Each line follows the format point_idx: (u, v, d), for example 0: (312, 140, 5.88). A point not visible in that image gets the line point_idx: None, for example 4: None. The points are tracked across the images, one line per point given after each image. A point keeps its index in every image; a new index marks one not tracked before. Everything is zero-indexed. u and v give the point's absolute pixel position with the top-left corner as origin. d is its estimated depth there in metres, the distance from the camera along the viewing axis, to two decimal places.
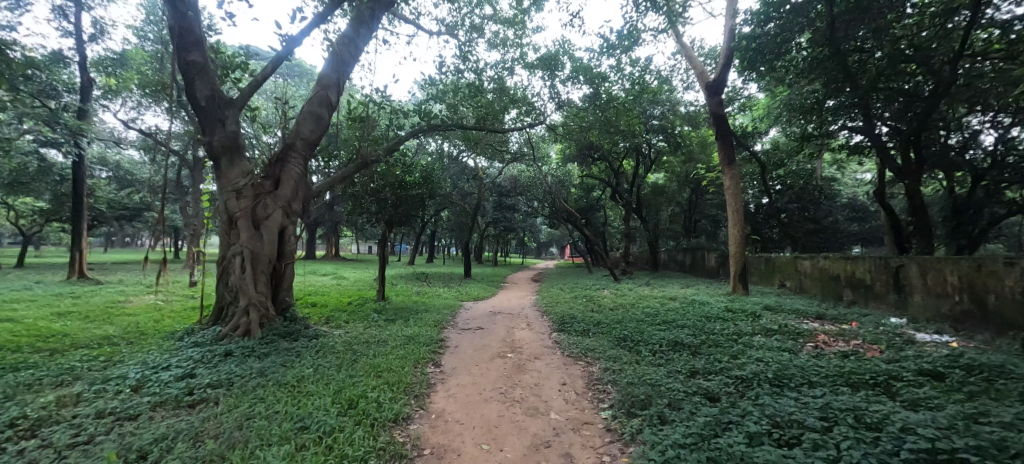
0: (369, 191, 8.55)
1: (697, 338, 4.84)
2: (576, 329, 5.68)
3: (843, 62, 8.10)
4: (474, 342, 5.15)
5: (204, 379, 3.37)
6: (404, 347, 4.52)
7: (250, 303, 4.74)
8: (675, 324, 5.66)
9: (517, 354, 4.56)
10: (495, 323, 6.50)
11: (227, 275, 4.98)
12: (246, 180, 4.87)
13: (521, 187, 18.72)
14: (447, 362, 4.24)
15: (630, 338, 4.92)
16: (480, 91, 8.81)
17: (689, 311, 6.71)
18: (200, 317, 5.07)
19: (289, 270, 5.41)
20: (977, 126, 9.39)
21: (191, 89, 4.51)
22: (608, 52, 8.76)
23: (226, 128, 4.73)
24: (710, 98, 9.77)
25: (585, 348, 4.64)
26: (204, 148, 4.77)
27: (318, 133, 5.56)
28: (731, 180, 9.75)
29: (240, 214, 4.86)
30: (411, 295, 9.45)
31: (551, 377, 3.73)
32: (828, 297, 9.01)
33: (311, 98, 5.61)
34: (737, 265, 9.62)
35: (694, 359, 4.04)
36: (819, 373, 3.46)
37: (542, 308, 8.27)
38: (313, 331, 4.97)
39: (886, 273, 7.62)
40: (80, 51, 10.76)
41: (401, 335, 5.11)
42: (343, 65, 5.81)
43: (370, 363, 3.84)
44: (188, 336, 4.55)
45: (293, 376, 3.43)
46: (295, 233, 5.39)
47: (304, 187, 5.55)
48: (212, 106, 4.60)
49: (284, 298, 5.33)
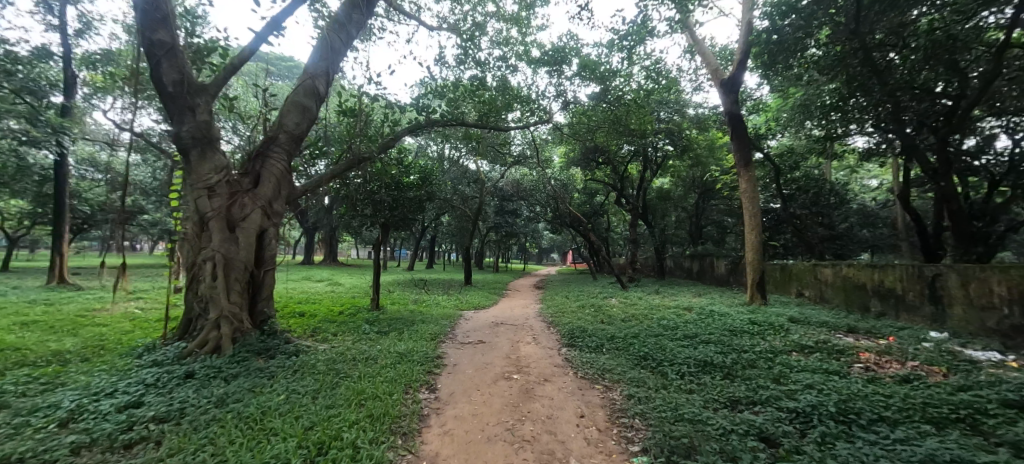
0: (363, 192, 8.00)
1: (728, 357, 4.27)
2: (587, 344, 5.12)
3: (868, 59, 7.64)
4: (475, 359, 4.59)
5: (151, 411, 2.81)
6: (394, 367, 3.93)
7: (222, 316, 4.17)
8: (698, 339, 5.09)
9: (525, 375, 3.99)
10: (497, 337, 5.92)
11: (196, 285, 4.38)
12: (220, 177, 4.33)
13: (523, 191, 18.19)
14: (444, 385, 3.67)
15: (651, 356, 4.35)
16: (482, 88, 8.32)
17: (709, 324, 6.13)
18: (166, 331, 4.46)
19: (269, 277, 4.84)
20: (990, 131, 8.76)
21: (158, 73, 3.99)
22: (618, 48, 8.29)
23: (198, 117, 4.16)
24: (725, 97, 9.22)
25: (601, 368, 4.09)
26: (171, 139, 4.20)
27: (304, 126, 5.05)
28: (747, 182, 9.16)
29: (213, 215, 4.28)
30: (407, 304, 8.89)
31: (564, 406, 3.16)
32: (853, 307, 8.41)
33: (296, 87, 5.09)
34: (754, 273, 9.05)
35: (728, 384, 3.48)
36: (884, 403, 2.93)
37: (547, 318, 7.73)
38: (293, 346, 4.41)
39: (920, 283, 7.05)
40: (66, 46, 10.32)
41: (392, 351, 4.55)
42: (334, 53, 5.31)
43: (353, 387, 3.29)
44: (147, 354, 3.95)
45: (259, 406, 2.89)
46: (276, 237, 4.82)
47: (288, 184, 5.02)
48: (180, 92, 4.04)
49: (263, 309, 4.75)
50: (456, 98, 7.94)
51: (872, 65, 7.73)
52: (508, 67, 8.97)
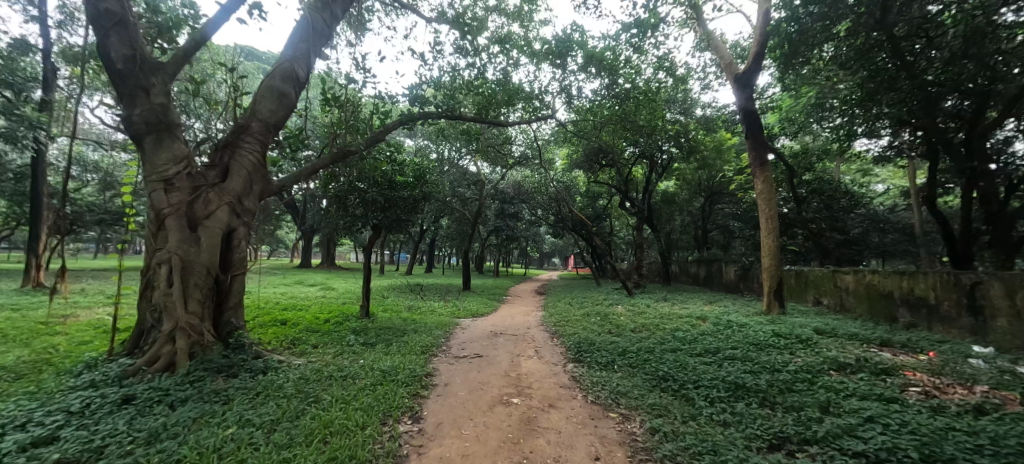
0: (353, 191, 7.46)
1: (760, 377, 3.70)
2: (596, 360, 4.54)
3: (897, 51, 7.09)
4: (468, 377, 4.04)
5: (60, 452, 2.24)
6: (373, 390, 3.36)
7: (177, 327, 3.62)
8: (721, 355, 4.52)
9: (526, 399, 3.43)
10: (495, 350, 5.35)
11: (150, 291, 3.83)
12: (179, 169, 3.81)
13: (524, 193, 17.64)
14: (431, 411, 3.11)
15: (670, 376, 3.79)
16: (481, 82, 7.82)
17: (729, 337, 5.55)
18: (116, 344, 3.90)
19: (237, 283, 4.29)
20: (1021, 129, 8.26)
21: (106, 48, 3.46)
22: (627, 38, 7.75)
23: (151, 99, 3.62)
24: (739, 93, 8.67)
25: (615, 391, 3.53)
26: (124, 124, 3.69)
27: (280, 115, 4.53)
28: (763, 183, 8.58)
29: (170, 211, 3.75)
30: (400, 312, 8.32)
31: (575, 444, 2.59)
32: (878, 317, 7.83)
33: (273, 71, 4.57)
34: (771, 280, 8.48)
35: (769, 414, 2.91)
36: (973, 446, 2.35)
37: (550, 328, 7.18)
38: (263, 363, 3.85)
39: (956, 292, 6.47)
40: (46, 37, 9.80)
41: (375, 368, 3.99)
42: (318, 35, 4.82)
43: (320, 417, 2.74)
44: (87, 373, 3.39)
45: (196, 445, 2.33)
46: (245, 237, 4.28)
47: (261, 179, 4.49)
48: (131, 70, 3.51)
49: (230, 320, 4.20)
50: (454, 92, 7.40)
51: (901, 57, 7.18)
52: (508, 62, 8.50)
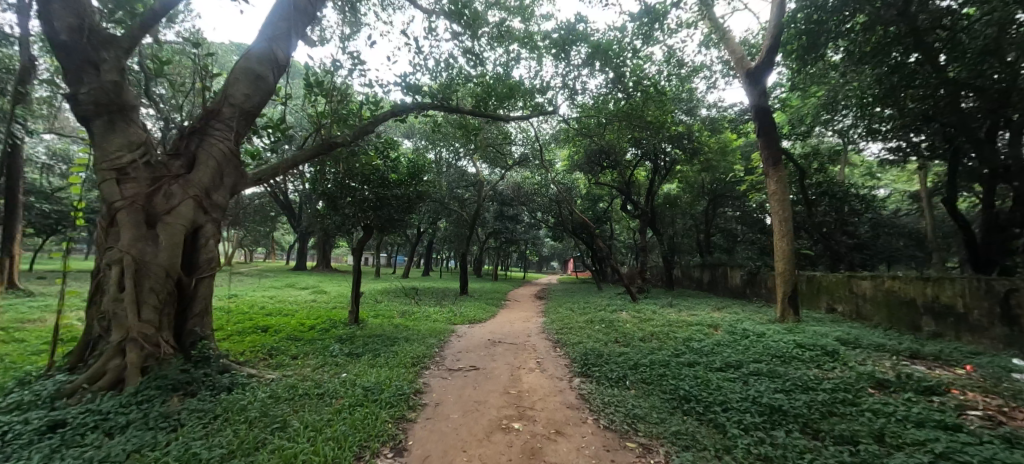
0: (344, 189, 7.01)
1: (795, 398, 3.23)
2: (606, 375, 4.07)
3: (919, 44, 6.70)
4: (464, 395, 3.57)
5: None
6: (352, 412, 2.90)
7: (127, 337, 3.16)
8: (745, 370, 4.07)
9: (530, 423, 2.97)
10: (493, 361, 4.88)
11: (100, 295, 3.37)
12: (135, 157, 3.37)
13: (523, 195, 17.18)
14: (418, 442, 2.64)
15: (691, 395, 3.34)
16: (479, 74, 7.37)
17: (748, 348, 5.09)
18: (60, 357, 3.41)
19: (204, 287, 3.83)
20: None
21: (48, 16, 3.02)
22: (635, 28, 7.32)
23: (102, 76, 3.17)
24: (750, 89, 8.21)
25: (632, 413, 3.06)
26: (71, 106, 3.24)
27: (255, 99, 4.10)
28: (776, 184, 8.12)
29: (123, 205, 3.30)
30: (392, 317, 7.83)
31: None
32: (899, 324, 7.39)
33: (250, 53, 4.14)
34: (785, 286, 8.04)
35: (815, 446, 2.46)
36: None
37: (552, 336, 6.72)
38: (228, 379, 3.37)
39: (988, 300, 6.03)
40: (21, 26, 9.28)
41: (356, 385, 3.52)
42: (301, 15, 4.41)
43: (283, 450, 2.27)
44: (17, 392, 2.89)
45: None
46: (213, 236, 3.82)
47: (234, 170, 4.04)
48: (76, 42, 3.07)
49: (194, 328, 3.74)
50: (450, 84, 6.94)
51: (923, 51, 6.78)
52: (508, 55, 8.06)
